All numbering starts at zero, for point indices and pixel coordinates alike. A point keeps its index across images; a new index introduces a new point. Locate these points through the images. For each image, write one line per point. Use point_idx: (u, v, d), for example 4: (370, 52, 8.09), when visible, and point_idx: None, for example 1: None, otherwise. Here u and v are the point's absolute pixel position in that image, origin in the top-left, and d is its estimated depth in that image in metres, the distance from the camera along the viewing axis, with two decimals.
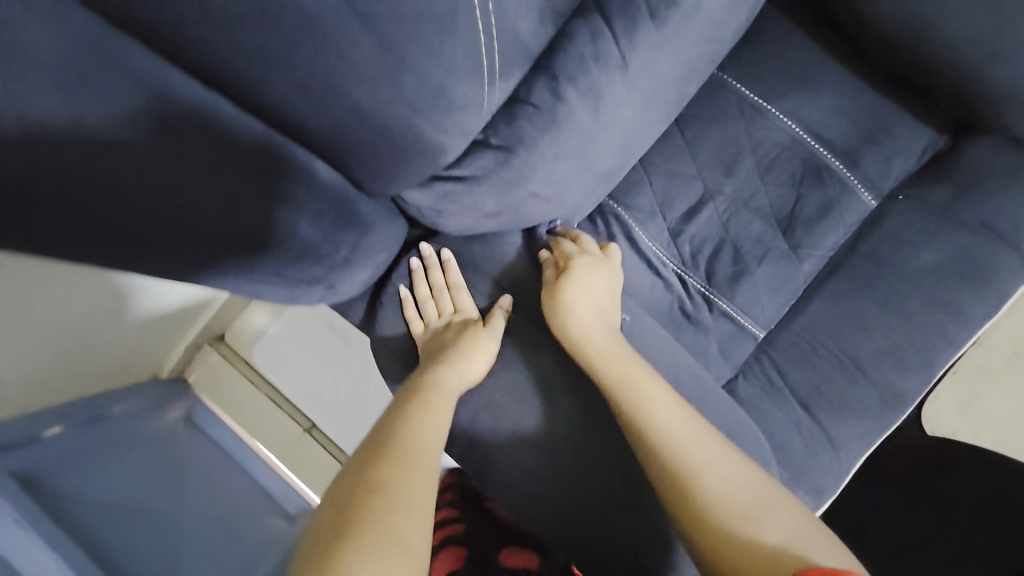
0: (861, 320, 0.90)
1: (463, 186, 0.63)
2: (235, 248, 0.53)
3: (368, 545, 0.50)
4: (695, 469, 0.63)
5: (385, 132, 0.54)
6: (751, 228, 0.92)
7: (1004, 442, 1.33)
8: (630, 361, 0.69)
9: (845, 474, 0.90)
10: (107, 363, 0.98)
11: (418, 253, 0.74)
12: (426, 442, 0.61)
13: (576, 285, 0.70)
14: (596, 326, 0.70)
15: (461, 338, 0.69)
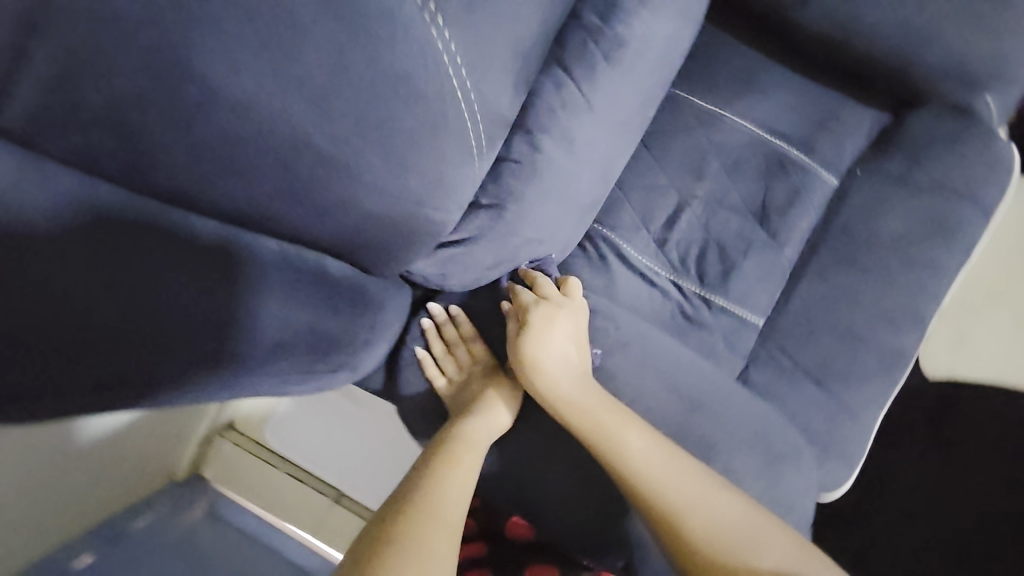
0: (850, 291, 0.95)
1: (464, 249, 0.66)
2: (265, 355, 0.56)
3: None
4: (678, 500, 0.68)
5: (389, 220, 0.57)
6: (730, 225, 0.97)
7: (1001, 372, 1.39)
8: (604, 408, 0.71)
9: (867, 438, 0.94)
10: (116, 478, 0.93)
11: (427, 313, 0.76)
12: (448, 506, 0.64)
13: (539, 346, 0.72)
14: (565, 379, 0.72)
15: (486, 391, 0.75)
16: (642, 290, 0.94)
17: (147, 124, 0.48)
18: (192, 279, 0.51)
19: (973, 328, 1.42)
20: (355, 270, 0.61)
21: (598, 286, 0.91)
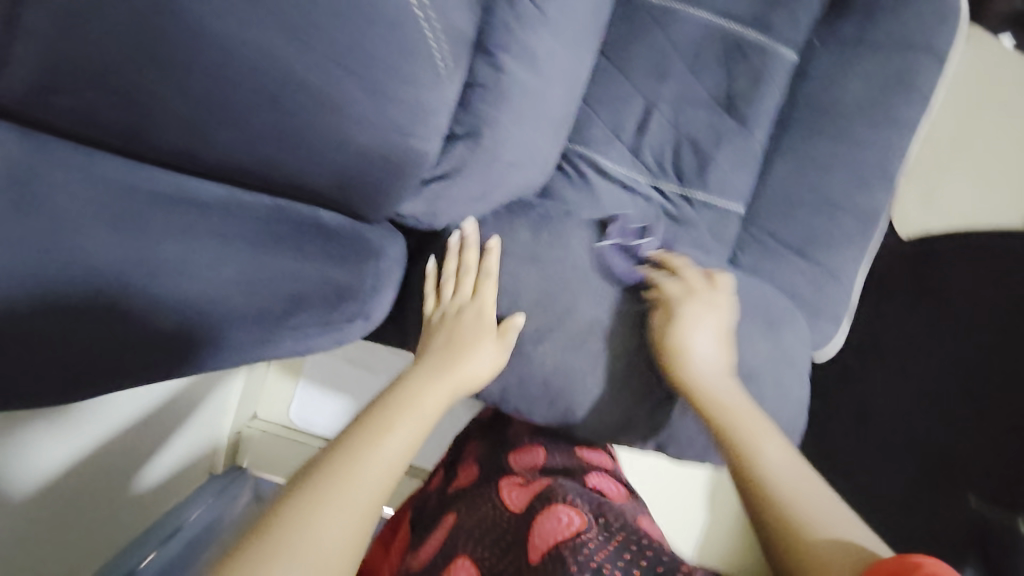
0: (820, 162, 0.99)
1: (448, 182, 0.67)
2: (291, 309, 0.61)
3: (299, 524, 0.51)
4: (798, 504, 0.65)
5: (374, 160, 0.59)
6: (699, 119, 0.98)
7: (970, 218, 1.47)
8: (750, 413, 0.72)
9: (851, 296, 1.02)
10: (139, 496, 0.96)
11: (460, 229, 0.75)
12: (364, 466, 0.56)
13: (684, 330, 0.74)
14: (710, 374, 0.74)
15: (468, 328, 0.72)
16: (625, 199, 0.96)
17: (131, 76, 0.50)
18: (194, 248, 0.55)
19: (940, 181, 1.48)
20: (349, 220, 0.64)
21: (583, 202, 0.94)
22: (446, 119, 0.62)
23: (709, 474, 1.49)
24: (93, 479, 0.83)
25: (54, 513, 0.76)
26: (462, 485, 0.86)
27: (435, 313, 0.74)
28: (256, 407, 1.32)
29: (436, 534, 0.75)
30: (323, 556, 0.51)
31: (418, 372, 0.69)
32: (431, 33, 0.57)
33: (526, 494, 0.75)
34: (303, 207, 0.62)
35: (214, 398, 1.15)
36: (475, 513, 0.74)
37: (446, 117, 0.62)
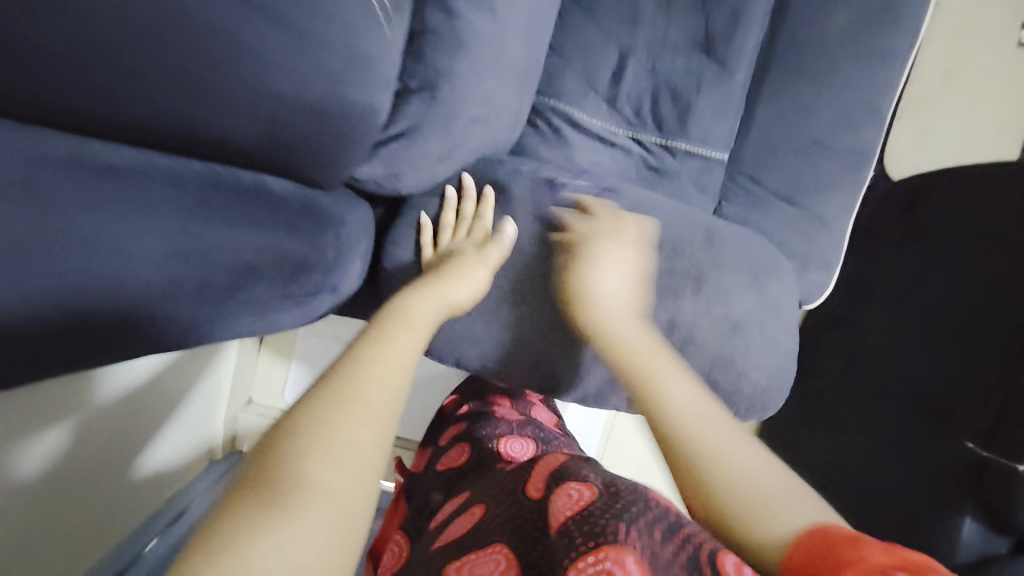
0: (805, 101, 0.94)
1: (405, 141, 0.62)
2: (251, 284, 0.55)
3: (312, 432, 0.43)
4: (724, 468, 0.51)
5: (315, 116, 0.51)
6: (677, 64, 0.93)
7: (963, 156, 1.43)
8: (659, 354, 0.62)
9: (843, 242, 0.98)
10: (139, 485, 0.94)
11: (458, 180, 0.74)
12: (372, 369, 0.50)
13: (583, 277, 0.69)
14: (616, 316, 0.66)
15: (462, 259, 0.69)
16: (603, 153, 0.92)
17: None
18: (122, 228, 0.46)
19: (933, 119, 1.43)
20: (302, 187, 0.59)
21: (558, 159, 0.89)
22: (394, 71, 0.58)
23: None
24: (91, 460, 0.80)
25: (45, 504, 0.73)
26: (452, 466, 0.83)
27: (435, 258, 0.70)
28: (250, 391, 1.30)
29: (453, 520, 0.67)
30: (363, 457, 0.44)
31: (404, 293, 0.63)
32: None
33: (544, 477, 0.65)
34: (247, 175, 0.54)
35: (205, 385, 1.10)
36: (500, 503, 0.65)
37: (393, 69, 0.57)
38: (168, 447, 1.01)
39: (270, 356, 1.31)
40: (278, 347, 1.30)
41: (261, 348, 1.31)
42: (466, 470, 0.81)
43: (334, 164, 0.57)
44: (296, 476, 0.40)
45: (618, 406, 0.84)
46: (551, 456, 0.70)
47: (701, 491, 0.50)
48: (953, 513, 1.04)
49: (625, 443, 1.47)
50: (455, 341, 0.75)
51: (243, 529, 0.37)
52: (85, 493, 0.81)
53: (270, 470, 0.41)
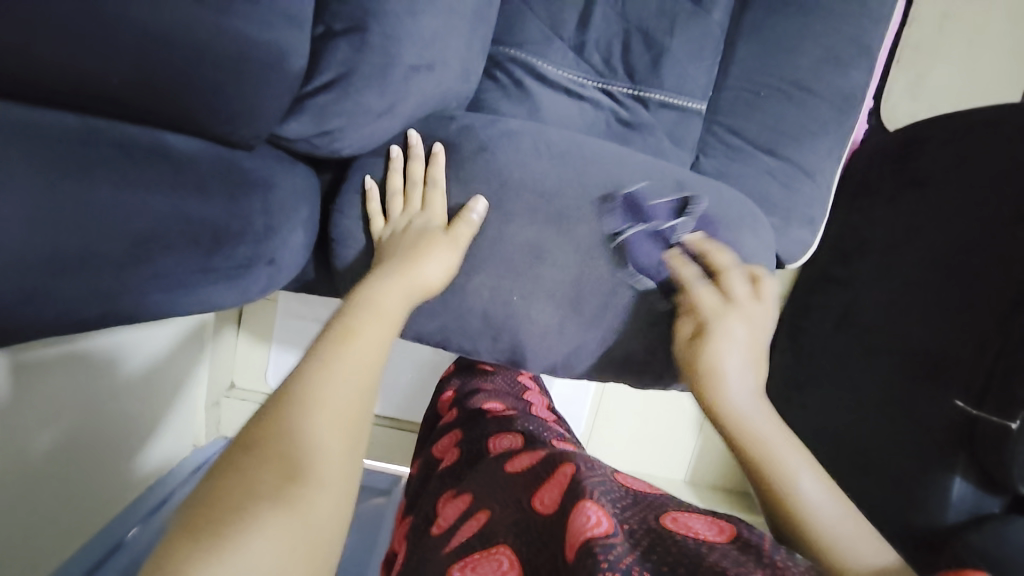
0: (788, 41, 0.87)
1: (335, 93, 0.56)
2: (169, 255, 0.46)
3: (277, 445, 0.42)
4: (839, 532, 0.50)
5: (201, 57, 0.42)
6: (648, 4, 0.85)
7: (962, 101, 1.35)
8: (774, 420, 0.59)
9: (830, 195, 0.92)
10: (140, 459, 0.98)
11: (402, 140, 0.68)
12: (338, 367, 0.48)
13: (715, 351, 0.64)
14: (738, 391, 0.61)
15: (424, 237, 0.64)
16: (570, 107, 0.85)
17: None
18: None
19: (932, 64, 1.35)
20: (214, 147, 0.49)
21: (521, 115, 0.83)
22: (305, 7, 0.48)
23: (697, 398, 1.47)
24: (93, 439, 0.84)
25: (17, 490, 0.70)
26: (448, 467, 0.87)
27: (388, 230, 0.66)
28: (234, 375, 1.29)
29: (460, 525, 0.65)
30: (331, 462, 0.43)
31: (368, 280, 0.60)
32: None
33: (556, 491, 0.62)
34: (141, 132, 0.45)
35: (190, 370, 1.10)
36: (506, 507, 0.65)
37: (303, 5, 0.47)
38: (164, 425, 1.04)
39: (252, 339, 1.28)
40: (258, 329, 1.28)
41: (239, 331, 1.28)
42: (461, 467, 0.85)
43: (231, 101, 0.45)
44: (259, 484, 0.40)
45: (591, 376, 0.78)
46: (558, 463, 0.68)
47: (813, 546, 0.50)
48: (944, 471, 0.99)
49: (614, 415, 1.45)
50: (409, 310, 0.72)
51: (193, 552, 0.35)
52: (89, 467, 0.84)
53: (227, 488, 0.39)
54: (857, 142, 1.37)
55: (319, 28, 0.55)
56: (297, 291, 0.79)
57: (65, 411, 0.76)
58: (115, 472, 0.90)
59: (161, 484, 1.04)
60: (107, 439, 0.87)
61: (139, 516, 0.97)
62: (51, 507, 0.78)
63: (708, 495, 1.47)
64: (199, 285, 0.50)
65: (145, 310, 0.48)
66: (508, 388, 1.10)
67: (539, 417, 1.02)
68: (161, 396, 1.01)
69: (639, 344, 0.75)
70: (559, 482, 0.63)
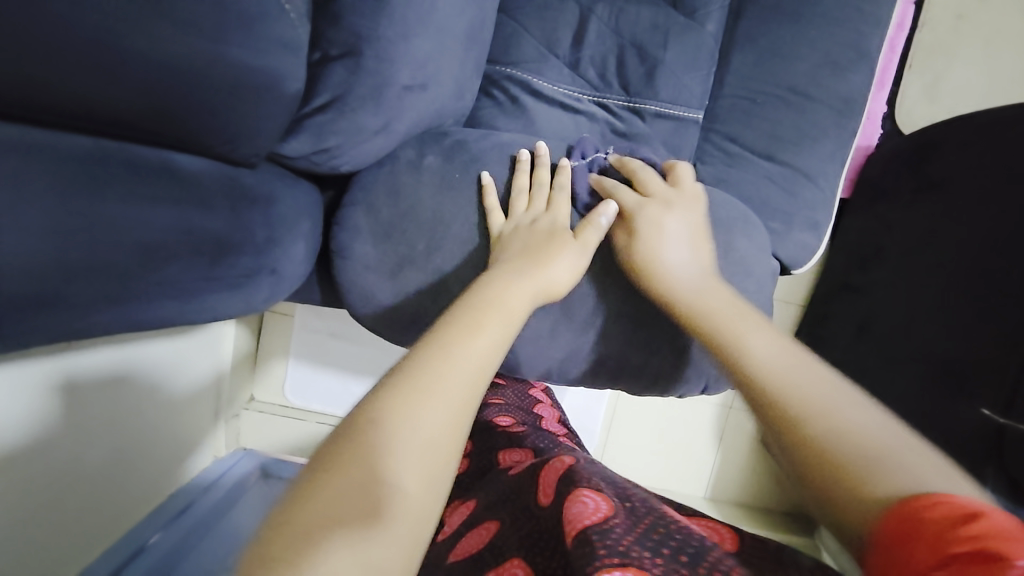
0: (784, 48, 0.87)
1: (332, 113, 0.60)
2: (177, 263, 0.50)
3: (395, 417, 0.46)
4: (823, 414, 0.52)
5: (203, 83, 0.46)
6: (641, 20, 0.88)
7: (982, 102, 1.31)
8: (737, 319, 0.63)
9: (834, 200, 0.91)
10: (162, 462, 1.03)
11: (532, 150, 0.76)
12: (458, 358, 0.51)
13: (648, 240, 0.69)
14: (689, 282, 0.68)
15: (551, 240, 0.67)
16: (565, 120, 0.88)
17: None
18: None
19: (948, 65, 1.32)
20: (217, 165, 0.53)
21: (517, 129, 0.86)
22: (301, 35, 0.51)
23: (713, 411, 1.43)
24: (127, 444, 0.89)
25: (58, 496, 0.75)
26: (460, 483, 0.92)
27: (507, 225, 0.70)
28: (253, 389, 1.35)
29: (470, 535, 0.71)
30: (435, 450, 0.46)
31: (498, 272, 0.63)
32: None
33: (555, 483, 0.67)
34: (149, 151, 0.48)
35: (207, 376, 1.14)
36: (513, 522, 0.67)
37: (300, 33, 0.51)
38: (183, 427, 1.09)
39: (269, 354, 1.34)
40: (274, 344, 1.33)
41: (259, 345, 1.33)
42: (473, 483, 0.90)
43: (231, 123, 0.49)
44: (377, 459, 0.44)
45: (586, 381, 0.80)
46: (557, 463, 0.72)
47: (802, 444, 0.52)
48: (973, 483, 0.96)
49: (628, 429, 1.42)
50: (407, 317, 0.75)
51: (324, 502, 0.41)
52: (123, 470, 0.90)
53: (352, 447, 0.44)
54: (870, 147, 1.32)
55: (316, 54, 0.59)
56: (304, 302, 0.82)
57: (99, 422, 0.81)
58: (140, 475, 0.95)
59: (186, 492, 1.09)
60: (137, 445, 0.92)
61: (161, 523, 0.99)
62: (88, 510, 0.83)
63: (729, 513, 1.42)
64: (206, 292, 0.55)
65: (153, 316, 0.51)
66: (517, 402, 1.12)
67: (549, 432, 1.04)
68: (183, 402, 1.05)
69: (633, 349, 0.76)
70: (557, 479, 0.67)
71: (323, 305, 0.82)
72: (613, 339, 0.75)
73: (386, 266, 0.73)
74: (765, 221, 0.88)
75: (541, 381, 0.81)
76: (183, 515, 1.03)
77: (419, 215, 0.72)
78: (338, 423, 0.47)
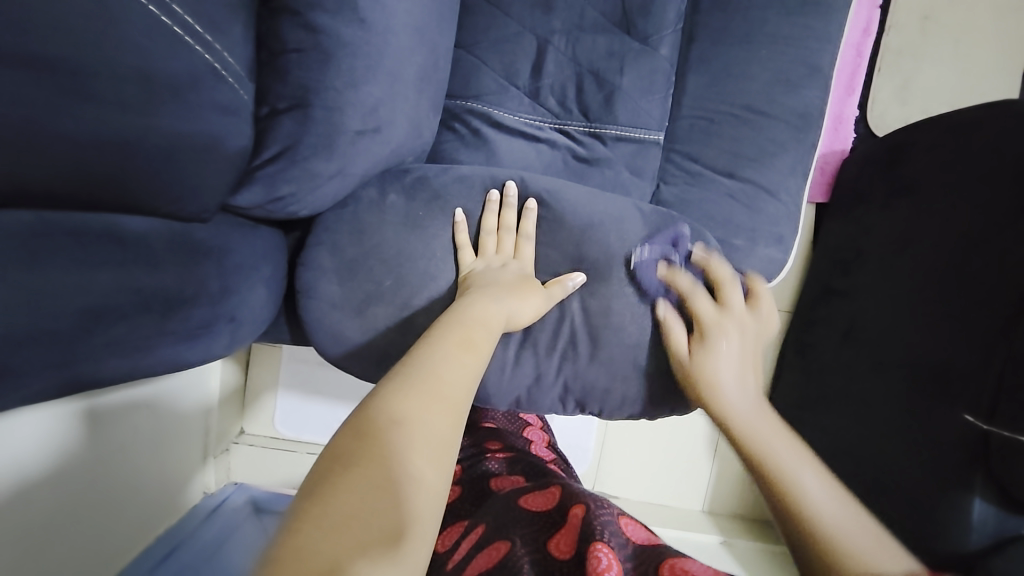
0: (736, 68, 0.90)
1: (284, 163, 0.61)
2: (125, 318, 0.52)
3: (399, 426, 0.50)
4: (862, 558, 0.48)
5: (139, 153, 0.49)
6: (597, 46, 0.89)
7: (956, 102, 1.31)
8: (772, 419, 0.63)
9: (798, 213, 0.92)
10: (146, 504, 0.99)
11: (501, 189, 0.77)
12: (448, 372, 0.57)
13: (705, 359, 0.70)
14: (741, 401, 0.65)
15: (518, 284, 0.72)
16: (527, 149, 0.89)
17: None
18: None
19: (918, 67, 1.31)
20: (166, 223, 0.55)
21: (479, 161, 0.87)
22: (243, 96, 0.56)
23: (706, 422, 1.42)
24: (108, 488, 0.86)
25: (49, 531, 0.74)
26: (449, 504, 0.91)
27: (477, 264, 0.74)
28: (244, 422, 1.35)
29: (478, 555, 0.72)
30: (436, 448, 0.51)
31: (474, 296, 0.68)
32: (182, 9, 0.50)
33: (571, 536, 0.71)
34: (94, 219, 0.50)
35: (194, 410, 1.13)
36: (525, 545, 0.71)
37: (240, 95, 0.56)
38: (169, 464, 1.07)
39: (258, 388, 1.34)
40: (263, 379, 1.34)
41: (247, 377, 1.34)
42: (466, 504, 0.89)
43: (175, 181, 0.52)
44: (388, 462, 0.48)
45: (554, 409, 0.82)
46: (572, 509, 0.77)
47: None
48: (962, 492, 0.92)
49: (619, 447, 1.41)
50: (373, 354, 0.75)
51: (335, 507, 0.44)
52: (105, 514, 0.86)
53: (360, 453, 0.48)
54: (846, 151, 1.33)
55: (264, 108, 0.61)
56: (274, 341, 0.83)
57: (78, 470, 0.78)
58: (123, 519, 0.92)
59: (173, 533, 1.06)
60: (119, 488, 0.89)
61: (147, 569, 0.96)
62: (72, 556, 0.80)
63: (727, 525, 1.40)
64: (160, 346, 0.56)
65: (107, 374, 0.52)
66: (507, 425, 1.12)
67: (539, 457, 1.04)
68: (168, 437, 1.04)
69: (595, 373, 0.77)
70: (573, 526, 0.72)
71: (293, 343, 0.83)
72: (576, 364, 0.78)
73: (352, 304, 0.73)
74: (729, 238, 0.89)
75: (513, 409, 0.83)
76: (169, 559, 0.99)
77: (382, 253, 0.73)
78: (338, 430, 0.51)
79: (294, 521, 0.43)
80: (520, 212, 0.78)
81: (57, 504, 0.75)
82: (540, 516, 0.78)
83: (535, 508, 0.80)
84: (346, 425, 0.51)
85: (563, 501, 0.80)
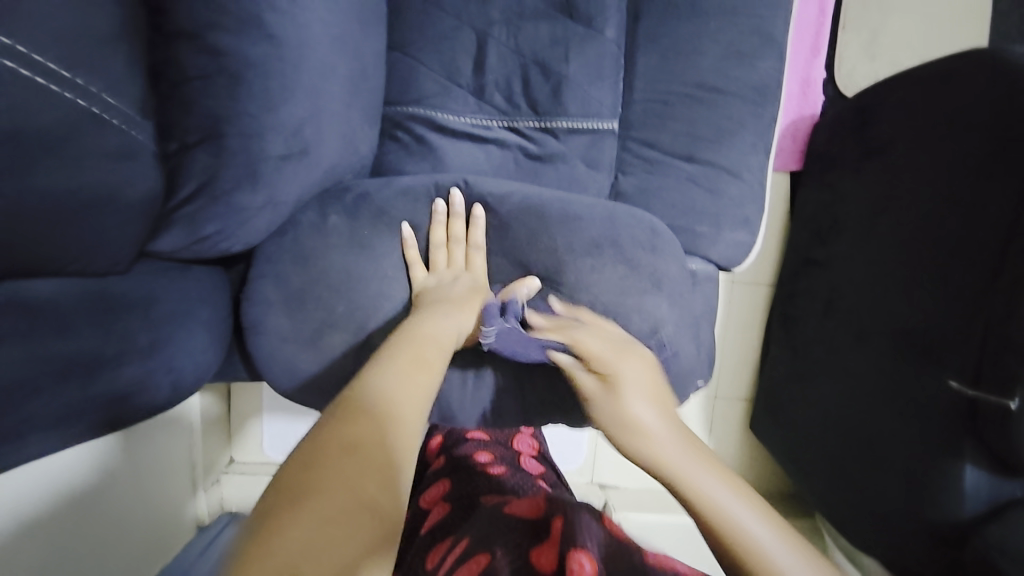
0: (686, 45, 0.86)
1: (204, 200, 0.58)
2: (47, 384, 0.49)
3: (350, 455, 0.46)
4: None
5: (29, 215, 0.46)
6: (539, 35, 0.84)
7: (925, 54, 1.26)
8: (692, 448, 0.56)
9: (762, 191, 0.89)
10: (140, 543, 0.96)
11: (446, 197, 0.74)
12: (401, 391, 0.54)
13: (614, 390, 0.63)
14: (653, 423, 0.59)
15: (469, 297, 0.69)
16: (475, 152, 0.85)
17: None
18: None
19: (883, 20, 1.27)
20: (77, 282, 0.53)
21: (426, 170, 0.84)
22: (140, 135, 0.53)
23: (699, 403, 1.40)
24: (101, 541, 0.82)
25: (62, 553, 0.73)
26: (437, 520, 0.86)
27: (429, 280, 0.71)
28: (232, 451, 1.32)
29: (459, 568, 0.69)
30: (398, 472, 0.48)
31: (423, 313, 0.65)
32: (43, 57, 0.46)
33: (553, 548, 0.67)
34: None
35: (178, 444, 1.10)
36: (506, 553, 0.69)
37: (131, 135, 0.52)
38: (160, 501, 1.03)
39: (242, 415, 1.31)
40: (246, 404, 1.31)
41: (230, 403, 1.31)
42: (454, 516, 0.85)
43: (77, 238, 0.50)
44: (349, 492, 0.44)
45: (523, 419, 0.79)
46: (552, 517, 0.75)
47: None
48: (953, 459, 0.91)
49: (612, 437, 1.39)
50: (331, 386, 0.71)
51: (287, 545, 0.39)
52: (101, 562, 0.82)
53: (315, 486, 0.43)
54: (816, 116, 1.28)
55: (172, 144, 0.57)
56: (231, 379, 0.80)
57: (72, 514, 0.75)
58: (122, 562, 0.89)
59: (170, 570, 1.03)
60: (111, 531, 0.85)
61: None
62: None
63: None
64: (87, 412, 0.53)
65: (37, 448, 0.50)
66: (496, 434, 1.09)
67: (528, 470, 1.02)
68: (155, 476, 1.00)
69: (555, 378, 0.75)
70: (555, 539, 0.69)
71: (251, 378, 0.80)
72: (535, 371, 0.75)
73: (303, 335, 0.69)
74: (692, 223, 0.86)
75: (482, 424, 0.80)
76: None
77: (328, 279, 0.69)
78: (286, 461, 0.46)
79: (238, 567, 0.38)
80: (468, 219, 0.74)
81: (55, 545, 0.72)
82: (526, 524, 0.76)
83: (518, 514, 0.78)
84: (293, 456, 0.46)
85: (547, 511, 0.78)
